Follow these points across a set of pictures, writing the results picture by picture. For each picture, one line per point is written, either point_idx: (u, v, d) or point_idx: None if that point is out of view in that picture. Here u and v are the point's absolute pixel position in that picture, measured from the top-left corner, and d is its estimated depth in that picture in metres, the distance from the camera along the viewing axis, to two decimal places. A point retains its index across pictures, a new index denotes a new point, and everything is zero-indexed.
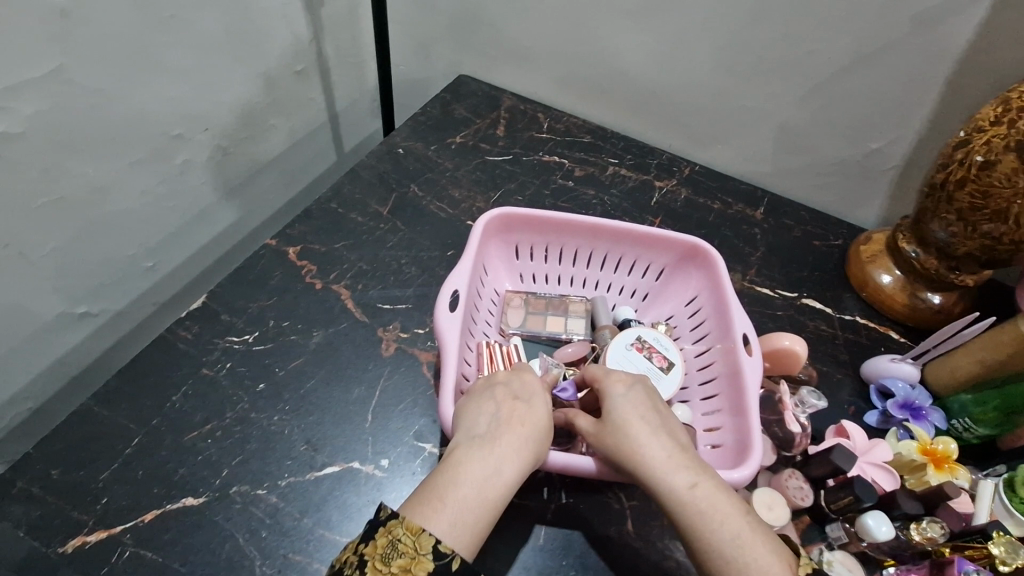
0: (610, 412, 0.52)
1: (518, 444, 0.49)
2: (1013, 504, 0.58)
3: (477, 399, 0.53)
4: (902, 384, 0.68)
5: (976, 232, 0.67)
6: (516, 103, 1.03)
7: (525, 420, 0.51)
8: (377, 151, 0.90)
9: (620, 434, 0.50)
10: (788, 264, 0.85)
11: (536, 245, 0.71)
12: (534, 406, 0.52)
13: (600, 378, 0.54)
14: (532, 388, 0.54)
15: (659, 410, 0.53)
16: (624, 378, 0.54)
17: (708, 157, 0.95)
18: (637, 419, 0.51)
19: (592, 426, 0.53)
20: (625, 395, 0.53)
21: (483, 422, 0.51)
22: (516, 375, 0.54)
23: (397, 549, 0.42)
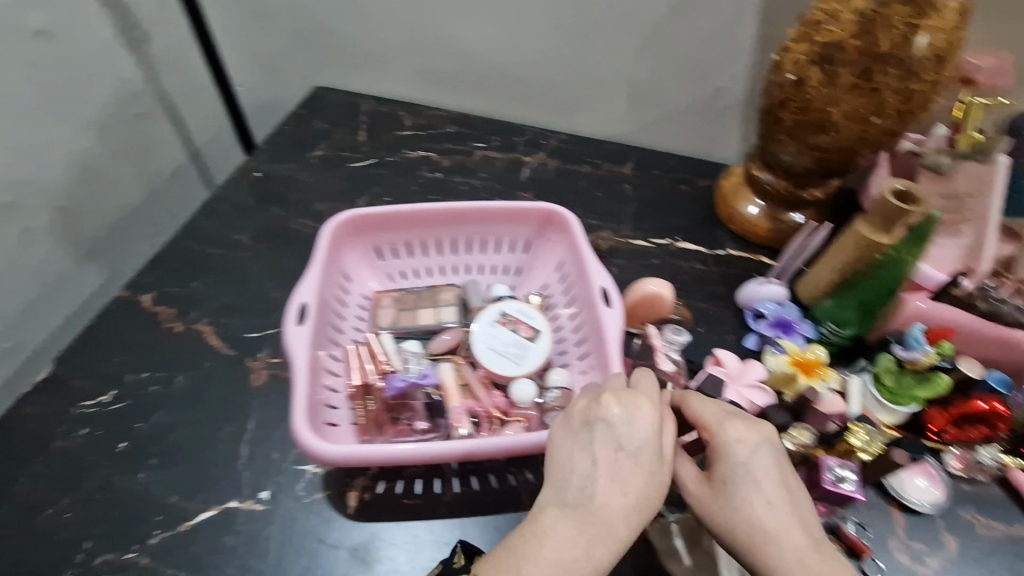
0: (727, 480, 0.45)
1: (619, 513, 0.43)
2: (881, 395, 0.61)
3: (571, 453, 0.46)
4: (771, 304, 0.70)
5: (808, 146, 0.69)
6: (376, 106, 1.00)
7: (625, 484, 0.44)
8: (233, 180, 0.86)
9: (739, 510, 0.44)
10: (660, 212, 0.86)
11: (398, 242, 0.70)
12: (638, 469, 0.45)
13: (717, 433, 0.47)
14: (637, 434, 0.45)
15: (787, 481, 0.46)
16: (747, 435, 0.46)
17: (571, 124, 0.96)
18: (758, 499, 0.44)
19: (698, 484, 0.47)
20: (752, 462, 0.45)
21: (578, 486, 0.45)
22: (618, 421, 0.46)
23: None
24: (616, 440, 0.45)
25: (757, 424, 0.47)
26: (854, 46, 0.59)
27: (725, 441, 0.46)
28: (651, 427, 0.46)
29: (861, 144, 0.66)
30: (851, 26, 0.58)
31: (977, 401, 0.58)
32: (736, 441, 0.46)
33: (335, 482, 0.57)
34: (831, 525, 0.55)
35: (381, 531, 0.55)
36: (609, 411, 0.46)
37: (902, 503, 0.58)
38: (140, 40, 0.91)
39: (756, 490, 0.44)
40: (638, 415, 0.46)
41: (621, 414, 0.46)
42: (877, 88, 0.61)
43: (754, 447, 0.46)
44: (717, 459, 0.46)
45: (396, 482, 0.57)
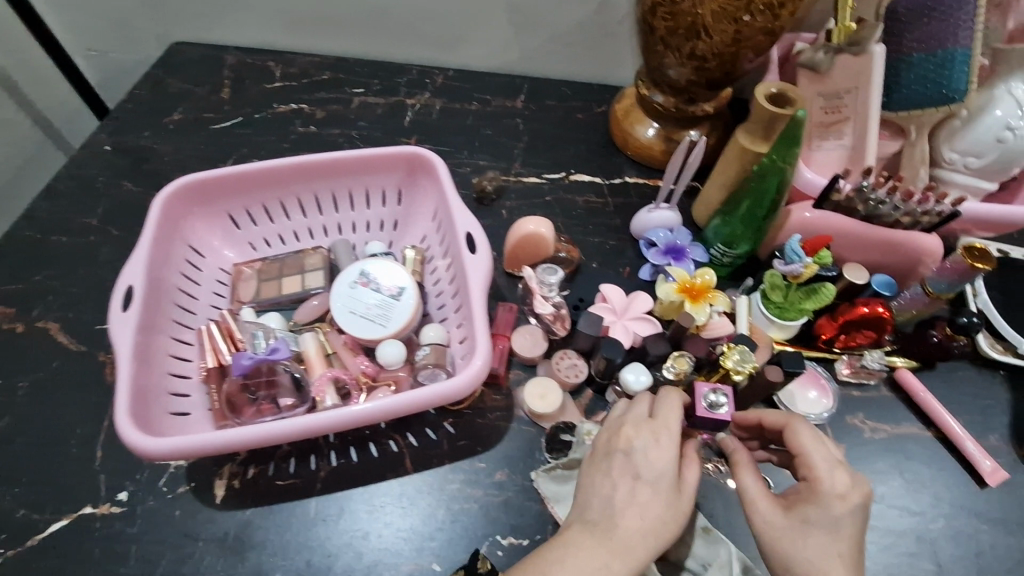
0: (807, 520, 0.39)
1: (649, 535, 0.42)
2: (769, 312, 0.59)
3: (607, 477, 0.45)
4: (663, 232, 0.67)
5: (686, 55, 0.64)
6: (241, 57, 0.90)
7: (654, 506, 0.42)
8: (78, 156, 0.77)
9: (805, 554, 0.38)
10: (553, 145, 0.81)
11: (254, 207, 0.63)
12: (659, 496, 0.43)
13: (819, 478, 0.40)
14: (655, 463, 0.44)
15: (861, 540, 0.39)
16: (847, 489, 0.40)
17: (456, 59, 0.88)
18: (833, 557, 0.38)
19: (767, 504, 0.41)
20: (842, 518, 0.39)
21: (613, 504, 0.43)
22: (646, 448, 0.45)
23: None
24: (634, 466, 0.44)
25: (862, 483, 0.41)
26: None
27: (821, 490, 0.40)
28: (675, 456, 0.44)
29: (737, 46, 0.61)
30: None
31: (862, 305, 0.58)
32: (836, 494, 0.40)
33: (201, 473, 0.53)
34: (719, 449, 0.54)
35: (253, 516, 0.51)
36: (636, 441, 0.45)
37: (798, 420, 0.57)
38: None
39: (829, 537, 0.39)
40: (659, 451, 0.44)
41: (644, 445, 0.45)
42: None
43: (854, 508, 0.39)
44: (807, 498, 0.40)
45: (268, 464, 0.53)
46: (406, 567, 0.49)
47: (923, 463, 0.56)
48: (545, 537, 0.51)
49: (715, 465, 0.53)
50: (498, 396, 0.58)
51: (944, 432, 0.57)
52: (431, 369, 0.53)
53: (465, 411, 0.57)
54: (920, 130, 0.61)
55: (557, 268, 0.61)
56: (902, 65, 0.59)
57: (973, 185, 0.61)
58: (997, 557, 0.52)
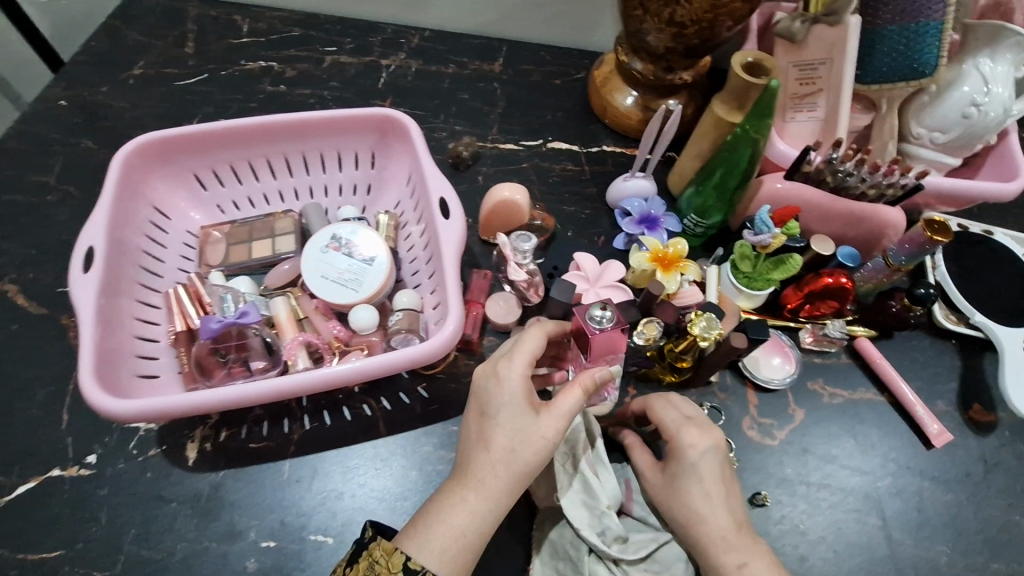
0: (677, 475, 0.46)
1: (509, 468, 0.42)
2: (738, 281, 0.61)
3: (467, 422, 0.44)
4: (637, 201, 0.67)
5: (665, 21, 0.63)
6: (205, 10, 0.86)
7: (504, 439, 0.42)
8: (33, 111, 0.73)
9: (683, 502, 0.45)
10: (530, 112, 0.80)
11: (220, 168, 0.62)
12: (511, 431, 0.42)
13: (675, 437, 0.46)
14: (503, 398, 0.43)
15: (723, 476, 0.45)
16: (694, 439, 0.45)
17: (431, 18, 0.85)
18: (701, 498, 0.44)
19: (651, 474, 0.48)
20: (701, 464, 0.45)
21: (472, 447, 0.43)
22: (491, 384, 0.43)
23: (374, 571, 0.41)
24: (479, 405, 0.44)
25: (714, 428, 0.47)
26: None
27: (677, 446, 0.46)
28: (521, 388, 0.43)
29: (715, 12, 0.60)
30: None
31: (826, 275, 0.59)
32: (689, 446, 0.45)
33: (171, 436, 0.53)
34: None
35: (226, 478, 0.51)
36: (500, 372, 0.44)
37: (761, 386, 0.59)
38: None
39: (692, 485, 0.45)
40: (505, 386, 0.43)
41: (485, 384, 0.44)
42: None
43: (703, 452, 0.45)
44: (672, 455, 0.46)
45: (240, 428, 0.53)
46: None
47: (875, 426, 0.59)
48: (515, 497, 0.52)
49: None
50: (471, 361, 0.58)
51: (896, 397, 0.60)
52: (404, 335, 0.53)
53: (438, 375, 0.57)
54: (890, 104, 0.62)
55: (533, 235, 0.59)
56: (876, 40, 0.59)
57: (938, 160, 0.63)
58: (937, 511, 0.55)
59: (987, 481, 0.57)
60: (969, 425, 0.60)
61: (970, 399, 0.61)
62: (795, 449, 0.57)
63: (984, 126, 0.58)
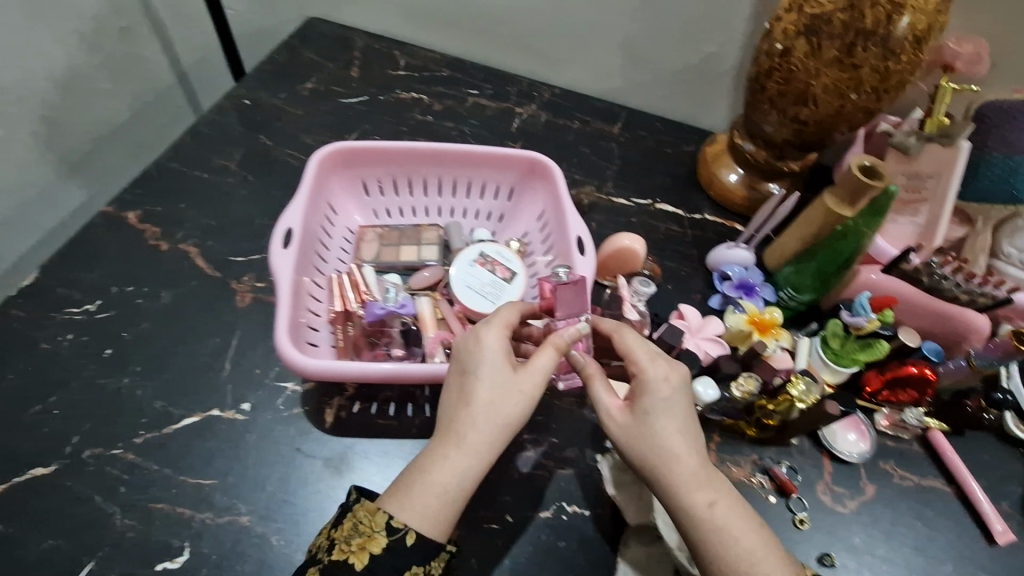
0: (647, 412, 0.48)
1: (488, 423, 0.47)
2: (826, 356, 0.66)
3: (450, 381, 0.50)
4: (737, 267, 0.74)
5: (789, 118, 0.71)
6: (370, 42, 0.99)
7: (482, 394, 0.47)
8: (223, 105, 0.86)
9: (653, 436, 0.47)
10: (642, 174, 0.88)
11: (384, 180, 0.71)
12: (488, 388, 0.48)
13: (645, 370, 0.49)
14: (481, 357, 0.49)
15: (691, 416, 0.49)
16: (666, 372, 0.49)
17: (563, 78, 0.96)
18: (672, 432, 0.47)
19: (618, 414, 0.49)
20: (670, 397, 0.48)
21: (454, 404, 0.48)
22: (471, 346, 0.49)
23: (356, 531, 0.45)
24: (462, 365, 0.49)
25: (679, 365, 0.50)
26: (839, 20, 0.61)
27: (647, 378, 0.49)
28: (498, 349, 0.49)
29: (837, 118, 0.68)
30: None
31: (911, 364, 0.64)
32: (659, 379, 0.49)
33: (314, 400, 0.60)
34: (764, 467, 0.62)
35: (355, 444, 0.59)
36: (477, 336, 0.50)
37: (835, 455, 0.64)
38: None
39: (661, 420, 0.48)
40: (482, 347, 0.49)
41: (468, 344, 0.50)
42: (857, 64, 0.62)
43: (673, 388, 0.49)
44: (640, 393, 0.49)
45: (371, 404, 0.61)
46: (482, 514, 0.56)
47: (940, 514, 0.63)
48: (604, 512, 0.57)
49: (760, 480, 0.61)
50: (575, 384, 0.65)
51: (963, 490, 0.64)
52: None
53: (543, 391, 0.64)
54: (986, 223, 0.68)
55: (650, 283, 0.70)
56: (984, 164, 0.65)
57: None
58: None
59: None
60: None
61: None
62: (862, 520, 0.61)
63: None
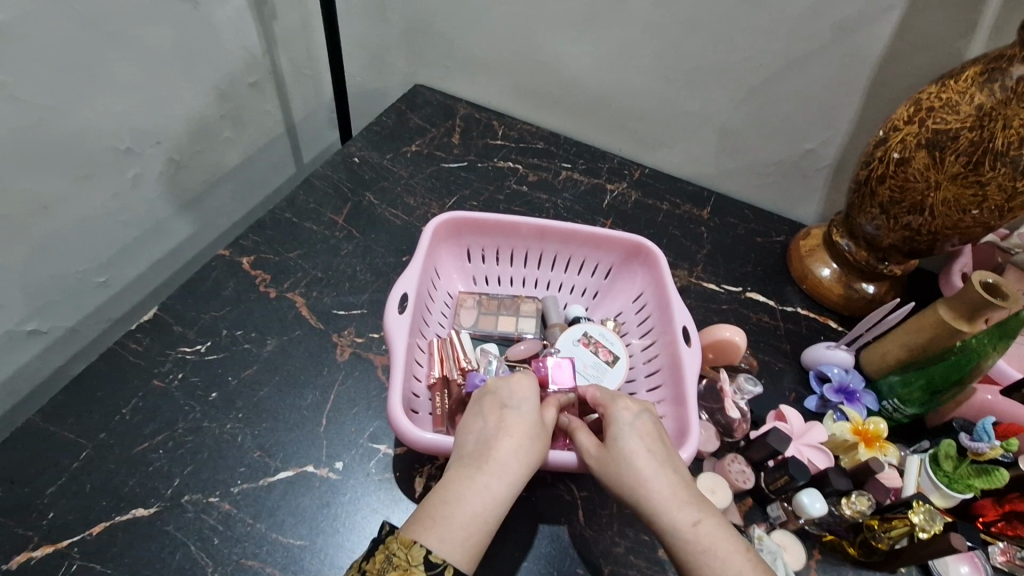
0: (617, 437, 0.51)
1: (518, 452, 0.49)
2: (937, 477, 0.62)
3: (468, 419, 0.53)
4: (837, 369, 0.72)
5: (898, 224, 0.70)
6: (471, 112, 1.05)
7: (521, 425, 0.51)
8: (334, 162, 0.91)
9: (625, 457, 0.49)
10: (731, 260, 0.88)
11: (487, 248, 0.74)
12: (526, 416, 0.52)
13: (610, 404, 0.53)
14: (521, 396, 0.54)
15: (663, 440, 0.51)
16: (631, 404, 0.53)
17: (656, 160, 0.99)
18: (644, 453, 0.49)
19: (593, 448, 0.52)
20: (634, 421, 0.52)
21: (487, 434, 0.50)
22: (507, 385, 0.54)
23: (391, 563, 0.42)
24: (499, 400, 0.53)
25: (646, 402, 0.55)
26: (967, 137, 0.61)
27: (614, 410, 0.53)
28: (531, 391, 0.54)
29: (952, 230, 0.67)
30: (967, 118, 0.61)
31: None
32: (623, 408, 0.53)
33: (406, 466, 0.60)
34: None
35: None
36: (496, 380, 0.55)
37: None
38: (267, 17, 0.97)
39: (633, 443, 0.50)
40: (519, 387, 0.54)
41: (506, 384, 0.54)
42: (983, 180, 0.62)
43: (637, 413, 0.52)
44: (610, 424, 0.52)
45: None
46: None
47: None
48: None
49: None
50: None
51: None
52: None
53: None
54: None
55: (756, 381, 0.68)
56: None
57: None
58: None
59: None
60: None
61: None
62: None
63: None
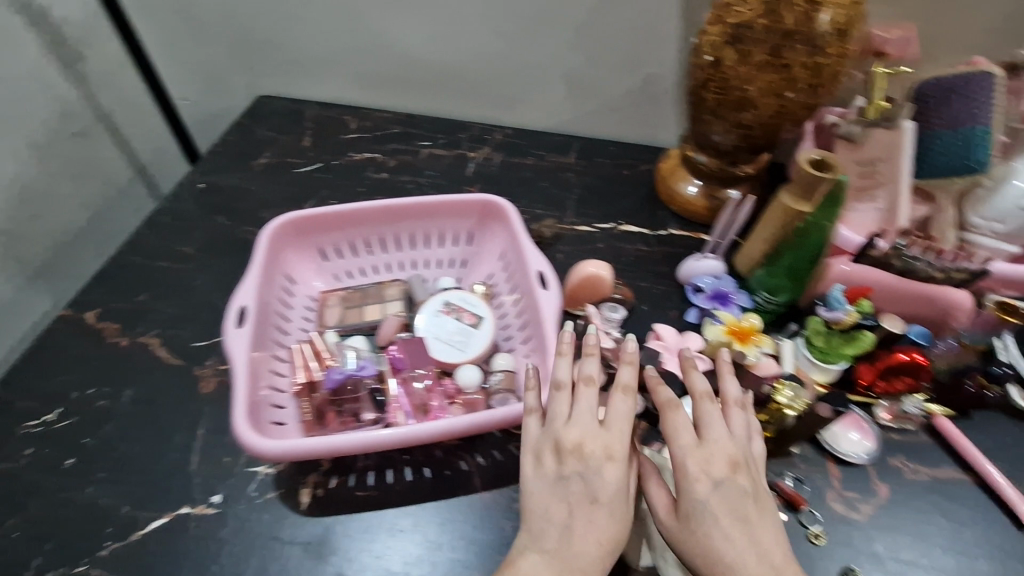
0: (691, 518, 0.46)
1: (593, 543, 0.45)
2: (813, 355, 0.64)
3: (538, 502, 0.47)
4: (709, 278, 0.73)
5: (733, 124, 0.71)
6: (321, 111, 1.01)
7: (596, 511, 0.46)
8: (177, 193, 0.86)
9: (701, 544, 0.45)
10: (602, 198, 0.88)
11: (340, 242, 0.71)
12: (607, 495, 0.46)
13: (687, 474, 0.47)
14: (600, 469, 0.47)
15: (746, 515, 0.46)
16: (715, 473, 0.47)
17: (515, 118, 0.98)
18: (726, 544, 0.45)
19: (664, 514, 0.48)
20: (712, 499, 0.46)
21: (559, 525, 0.46)
22: (586, 456, 0.47)
23: None
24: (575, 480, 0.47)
25: (738, 458, 0.48)
26: (761, 25, 0.62)
27: (690, 484, 0.47)
28: (612, 461, 0.47)
29: (779, 118, 0.69)
30: (757, 6, 0.61)
31: (899, 352, 0.62)
32: (700, 482, 0.46)
33: (288, 481, 0.58)
34: (770, 483, 0.59)
35: (335, 523, 0.56)
36: (571, 451, 0.48)
37: (842, 459, 0.61)
38: (71, 59, 0.90)
39: (712, 529, 0.45)
40: (601, 458, 0.47)
41: (584, 457, 0.47)
42: (787, 63, 0.63)
43: (720, 485, 0.46)
44: (685, 495, 0.47)
45: (349, 476, 0.58)
46: None
47: (962, 505, 0.59)
48: None
49: None
50: None
51: (982, 477, 0.60)
52: (503, 394, 0.58)
53: None
54: (946, 197, 0.68)
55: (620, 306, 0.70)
56: (930, 140, 0.67)
57: (999, 248, 0.67)
58: None
59: None
60: None
61: None
62: (882, 525, 0.57)
63: None
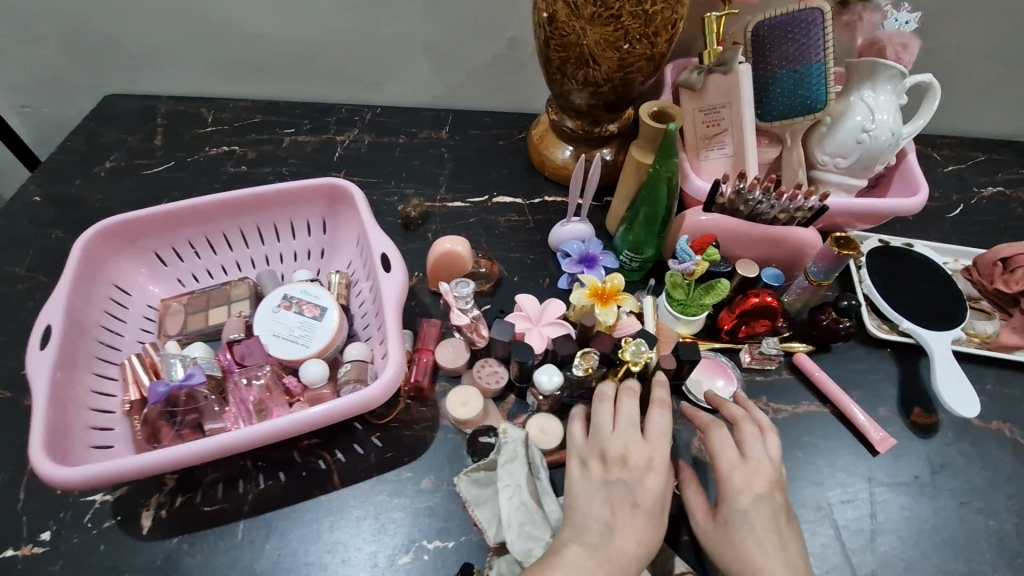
0: (728, 522, 0.48)
1: (633, 538, 0.46)
2: (674, 308, 0.64)
3: (589, 499, 0.49)
4: (576, 243, 0.71)
5: (583, 82, 0.69)
6: (174, 106, 0.94)
7: (639, 509, 0.48)
8: (7, 209, 0.78)
9: (736, 547, 0.47)
10: (476, 171, 0.86)
11: (179, 245, 0.66)
12: (655, 498, 0.48)
13: (727, 480, 0.50)
14: (649, 475, 0.49)
15: (780, 530, 0.48)
16: (754, 487, 0.49)
17: (385, 97, 0.94)
18: (764, 552, 0.46)
19: (701, 518, 0.50)
20: (751, 511, 0.48)
21: (605, 518, 0.47)
22: (642, 463, 0.50)
23: None
24: (624, 481, 0.49)
25: (778, 475, 0.51)
26: None
27: (730, 491, 0.49)
28: (663, 466, 0.50)
29: (624, 71, 0.67)
30: None
31: (753, 295, 0.62)
32: (741, 493, 0.49)
33: (127, 506, 0.54)
34: None
35: (179, 543, 0.52)
36: (626, 456, 0.50)
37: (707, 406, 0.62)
38: None
39: (750, 535, 0.47)
40: (655, 464, 0.50)
41: (638, 457, 0.50)
42: (615, 13, 0.61)
43: (759, 498, 0.49)
44: (725, 502, 0.49)
45: (194, 493, 0.54)
46: None
47: (821, 437, 0.60)
48: (470, 538, 0.53)
49: None
50: (424, 408, 0.60)
51: (838, 407, 0.62)
52: (352, 385, 0.55)
53: (391, 425, 0.59)
54: (794, 137, 0.68)
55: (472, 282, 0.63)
56: (771, 80, 0.66)
57: (845, 182, 0.69)
58: (889, 518, 0.56)
59: (935, 483, 0.58)
60: (912, 428, 0.61)
61: (911, 403, 0.63)
62: None
63: (878, 148, 0.65)
